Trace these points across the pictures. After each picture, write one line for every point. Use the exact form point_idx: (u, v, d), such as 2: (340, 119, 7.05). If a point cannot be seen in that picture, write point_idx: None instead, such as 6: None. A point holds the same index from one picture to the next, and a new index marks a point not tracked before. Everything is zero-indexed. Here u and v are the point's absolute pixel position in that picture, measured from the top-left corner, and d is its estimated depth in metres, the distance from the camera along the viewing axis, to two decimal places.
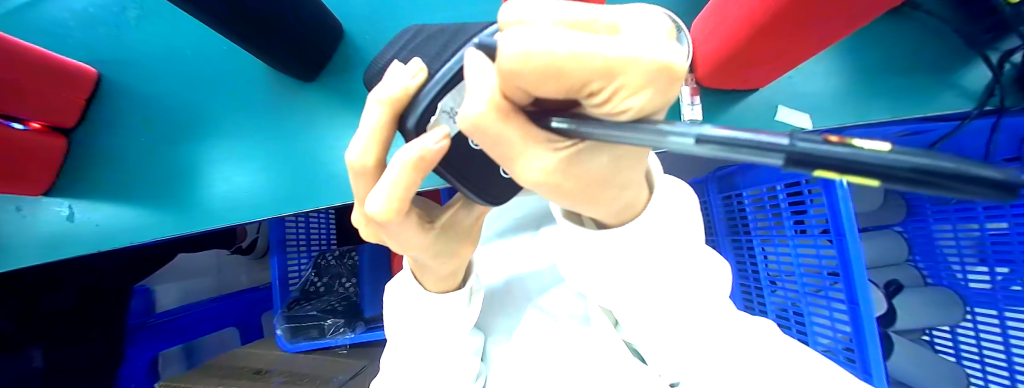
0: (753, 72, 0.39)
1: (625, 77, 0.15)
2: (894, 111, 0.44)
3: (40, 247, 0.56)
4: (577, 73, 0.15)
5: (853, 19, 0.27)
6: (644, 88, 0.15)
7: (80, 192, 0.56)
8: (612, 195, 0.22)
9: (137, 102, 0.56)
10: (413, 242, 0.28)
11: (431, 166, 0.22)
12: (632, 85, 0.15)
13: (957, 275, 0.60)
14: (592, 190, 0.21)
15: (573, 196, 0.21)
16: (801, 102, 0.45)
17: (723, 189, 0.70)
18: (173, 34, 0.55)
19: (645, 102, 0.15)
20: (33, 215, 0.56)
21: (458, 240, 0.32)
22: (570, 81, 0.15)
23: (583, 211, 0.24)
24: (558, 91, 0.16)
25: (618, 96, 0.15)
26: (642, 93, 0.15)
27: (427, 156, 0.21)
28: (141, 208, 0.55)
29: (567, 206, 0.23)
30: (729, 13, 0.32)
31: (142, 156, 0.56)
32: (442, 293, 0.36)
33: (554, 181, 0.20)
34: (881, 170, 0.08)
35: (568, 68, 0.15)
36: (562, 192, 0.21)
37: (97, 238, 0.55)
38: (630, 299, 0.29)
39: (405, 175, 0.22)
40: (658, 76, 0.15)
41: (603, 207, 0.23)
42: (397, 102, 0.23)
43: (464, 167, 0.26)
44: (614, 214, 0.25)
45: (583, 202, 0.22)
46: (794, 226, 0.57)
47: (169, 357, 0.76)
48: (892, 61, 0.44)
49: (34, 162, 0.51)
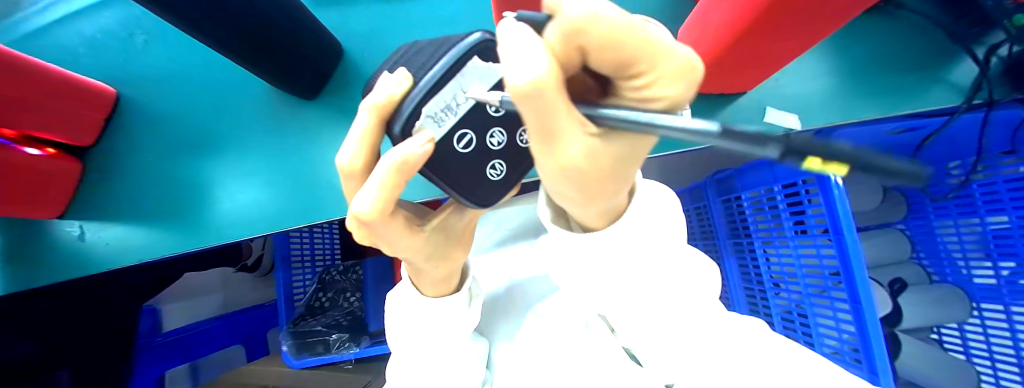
0: (738, 76, 0.40)
1: (665, 66, 0.16)
2: (881, 109, 0.45)
3: (52, 269, 0.57)
4: (633, 48, 0.15)
5: (828, 16, 0.28)
6: (680, 80, 0.16)
7: (91, 213, 0.57)
8: (613, 192, 0.21)
9: (146, 123, 0.58)
10: (403, 243, 0.28)
11: (414, 169, 0.23)
12: (668, 78, 0.16)
13: (962, 270, 0.60)
14: (601, 185, 0.20)
15: (586, 190, 0.20)
16: (790, 103, 0.46)
17: (722, 192, 0.69)
18: (179, 56, 0.57)
19: (679, 92, 0.16)
20: (44, 235, 0.58)
21: (448, 242, 0.32)
22: (625, 54, 0.15)
23: (569, 205, 0.23)
24: (603, 62, 0.16)
25: (659, 81, 0.16)
26: (679, 83, 0.16)
27: (411, 160, 0.22)
28: (148, 227, 0.57)
29: (562, 197, 0.22)
30: (711, 22, 0.34)
31: (148, 175, 0.57)
32: (438, 298, 0.36)
33: (578, 167, 0.18)
34: (841, 157, 0.06)
35: (628, 40, 0.15)
36: (579, 183, 0.19)
37: (107, 256, 0.57)
38: (624, 299, 0.30)
39: (389, 177, 0.23)
40: (688, 73, 0.16)
41: (600, 204, 0.22)
42: (382, 109, 0.24)
43: (451, 169, 0.26)
44: (602, 216, 0.25)
45: (587, 195, 0.21)
46: (794, 227, 0.57)
47: (176, 375, 0.78)
48: (879, 59, 0.45)
49: (50, 185, 0.52)
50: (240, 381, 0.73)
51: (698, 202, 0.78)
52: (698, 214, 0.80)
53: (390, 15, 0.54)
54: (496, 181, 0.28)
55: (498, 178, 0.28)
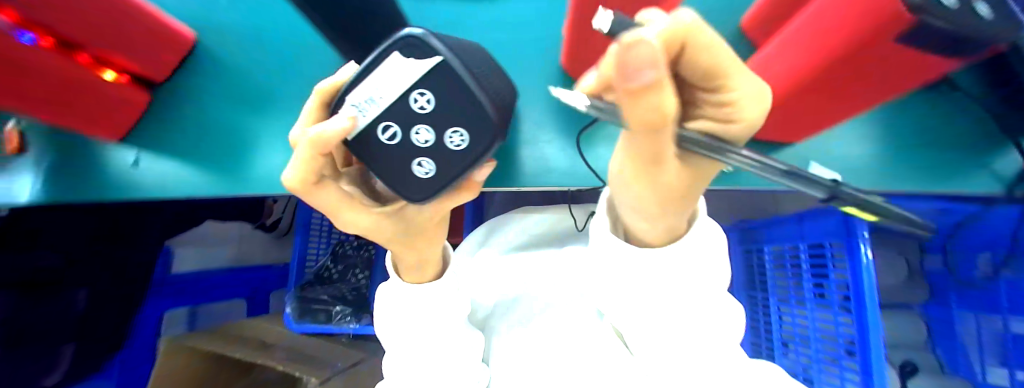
0: (789, 128, 0.41)
1: (743, 84, 0.18)
2: (924, 182, 0.46)
3: (93, 189, 0.58)
4: (725, 66, 0.16)
5: (873, 89, 0.32)
6: (751, 97, 0.18)
7: (150, 144, 0.60)
8: (681, 206, 0.24)
9: (215, 71, 0.61)
10: (354, 216, 0.27)
11: (330, 145, 0.22)
12: (744, 96, 0.18)
13: (975, 365, 0.59)
14: (674, 198, 0.22)
15: (665, 201, 0.22)
16: (835, 163, 0.47)
17: (745, 241, 0.72)
18: (262, 18, 0.62)
19: (750, 109, 0.19)
20: (94, 156, 0.59)
21: (409, 229, 0.29)
22: (717, 70, 0.16)
23: (633, 218, 0.26)
24: (689, 76, 0.17)
25: (736, 98, 0.18)
26: (750, 100, 0.18)
27: (324, 136, 0.21)
28: (196, 167, 0.59)
29: (634, 208, 0.24)
30: (772, 72, 0.36)
31: (206, 118, 0.60)
32: (417, 284, 0.37)
33: (669, 180, 0.20)
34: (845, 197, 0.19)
35: (722, 57, 0.16)
36: (663, 195, 0.21)
37: (155, 188, 0.58)
38: (650, 304, 0.31)
39: (309, 150, 0.23)
40: (756, 90, 0.19)
41: (666, 218, 0.24)
42: (327, 93, 0.25)
43: (371, 157, 0.23)
44: (661, 234, 0.27)
45: (664, 210, 0.23)
46: (814, 289, 0.57)
47: (176, 317, 0.79)
48: (927, 136, 0.47)
49: (117, 113, 0.55)
50: (240, 332, 0.73)
51: None
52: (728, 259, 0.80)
53: None
54: (425, 178, 0.23)
55: (429, 177, 0.22)
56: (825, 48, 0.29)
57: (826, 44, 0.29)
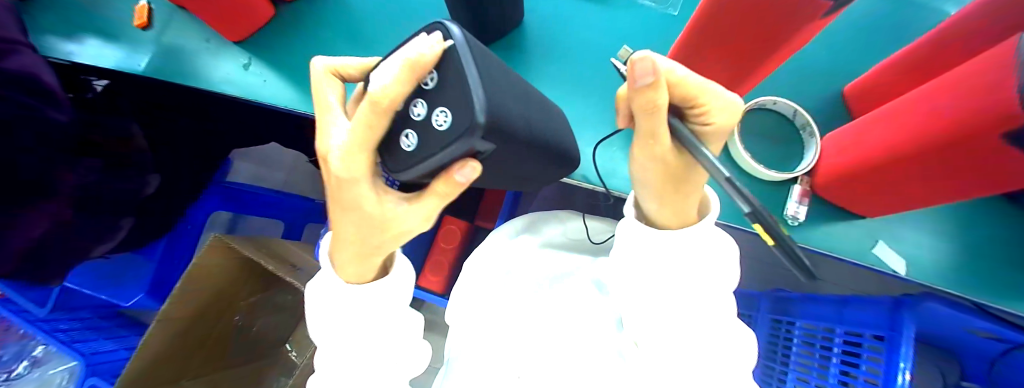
0: (874, 198, 0.41)
1: (715, 102, 0.24)
2: (972, 288, 0.48)
3: (201, 74, 0.63)
4: (696, 92, 0.23)
5: (932, 179, 0.32)
6: (722, 112, 0.25)
7: (263, 53, 0.64)
8: (685, 191, 0.31)
9: (337, 4, 0.66)
10: (356, 168, 0.25)
11: (425, 72, 0.21)
12: (715, 106, 0.24)
13: None
14: (669, 182, 0.30)
15: (664, 182, 0.30)
16: (900, 246, 0.48)
17: (774, 310, 0.76)
18: None
19: (723, 119, 0.25)
20: (214, 49, 0.64)
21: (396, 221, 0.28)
22: (688, 96, 0.24)
23: (646, 199, 0.34)
24: (675, 99, 0.25)
25: (709, 113, 0.25)
26: (721, 112, 0.25)
27: (425, 60, 0.20)
28: (292, 82, 0.63)
29: (647, 191, 0.33)
30: (869, 138, 0.35)
31: (315, 43, 0.65)
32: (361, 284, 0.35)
33: (659, 165, 0.29)
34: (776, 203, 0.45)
35: (691, 84, 0.23)
36: (662, 176, 0.30)
37: (254, 90, 0.63)
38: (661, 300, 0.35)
39: (401, 74, 0.20)
40: (731, 106, 0.25)
41: (672, 200, 0.32)
42: (364, 69, 0.34)
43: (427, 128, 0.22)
44: (671, 219, 0.35)
45: (665, 190, 0.31)
46: (837, 375, 0.56)
47: (217, 220, 0.85)
48: (988, 248, 0.48)
49: (240, 17, 0.59)
50: (271, 246, 0.79)
51: (746, 311, 0.85)
52: (752, 324, 0.81)
53: (569, 14, 0.61)
54: (441, 131, 0.21)
55: (445, 129, 0.21)
56: (927, 124, 0.28)
57: (930, 116, 0.28)
